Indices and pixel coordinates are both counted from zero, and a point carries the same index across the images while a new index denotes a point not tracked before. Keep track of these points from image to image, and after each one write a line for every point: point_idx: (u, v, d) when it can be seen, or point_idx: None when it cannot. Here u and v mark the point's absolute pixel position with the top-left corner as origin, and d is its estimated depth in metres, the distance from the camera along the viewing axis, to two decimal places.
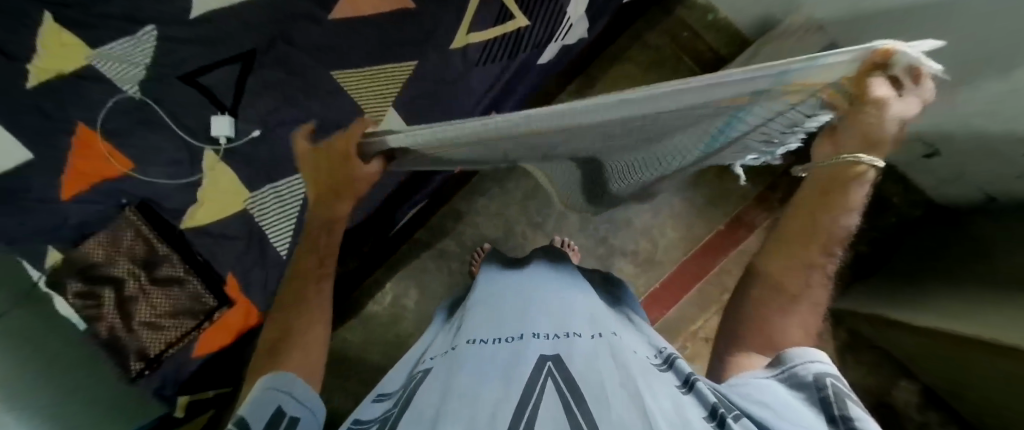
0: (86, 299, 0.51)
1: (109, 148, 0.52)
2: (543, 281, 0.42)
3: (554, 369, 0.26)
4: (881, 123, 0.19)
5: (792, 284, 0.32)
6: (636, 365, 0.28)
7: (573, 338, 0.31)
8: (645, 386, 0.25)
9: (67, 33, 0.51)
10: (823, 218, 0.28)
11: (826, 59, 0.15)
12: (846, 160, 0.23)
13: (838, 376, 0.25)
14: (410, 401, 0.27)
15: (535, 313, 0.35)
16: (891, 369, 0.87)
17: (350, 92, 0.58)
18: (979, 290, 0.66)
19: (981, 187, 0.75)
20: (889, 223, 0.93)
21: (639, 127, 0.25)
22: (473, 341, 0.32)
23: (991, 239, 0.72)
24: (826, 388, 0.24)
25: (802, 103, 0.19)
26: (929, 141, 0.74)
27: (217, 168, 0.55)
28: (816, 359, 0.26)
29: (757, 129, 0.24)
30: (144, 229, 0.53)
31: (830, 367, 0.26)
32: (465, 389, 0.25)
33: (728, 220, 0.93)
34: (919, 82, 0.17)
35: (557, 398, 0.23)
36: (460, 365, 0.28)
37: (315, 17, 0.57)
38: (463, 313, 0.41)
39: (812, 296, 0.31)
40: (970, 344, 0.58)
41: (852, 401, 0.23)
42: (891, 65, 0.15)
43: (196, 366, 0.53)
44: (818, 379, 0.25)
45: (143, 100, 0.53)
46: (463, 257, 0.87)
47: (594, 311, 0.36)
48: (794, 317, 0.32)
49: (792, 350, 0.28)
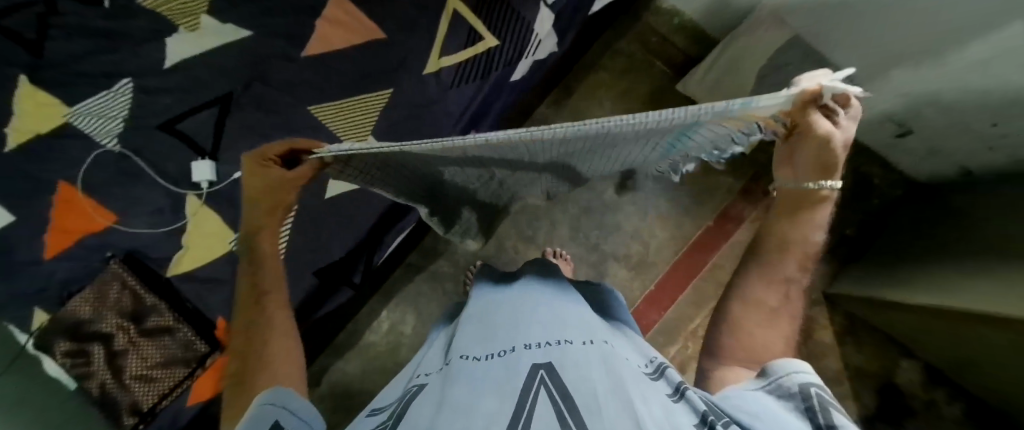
0: (75, 357, 0.50)
1: (91, 203, 0.51)
2: (533, 291, 0.42)
3: (546, 378, 0.26)
4: (818, 142, 0.26)
5: (772, 298, 0.35)
6: (628, 372, 0.28)
7: (565, 345, 0.31)
8: (638, 392, 0.25)
9: (43, 93, 0.51)
10: (793, 233, 0.34)
11: (768, 99, 0.19)
12: (808, 186, 0.30)
13: (822, 387, 0.26)
14: (403, 415, 0.27)
15: (527, 323, 0.35)
16: (892, 349, 0.88)
17: (329, 125, 0.59)
18: (969, 261, 0.67)
19: (958, 162, 0.76)
20: (873, 204, 0.94)
21: (597, 145, 0.26)
22: (466, 356, 0.32)
23: (972, 211, 0.73)
24: (811, 398, 0.25)
25: (749, 127, 0.24)
26: (901, 121, 0.77)
27: (201, 212, 0.55)
28: (799, 369, 0.27)
29: (701, 146, 0.27)
30: (130, 281, 0.52)
31: (813, 379, 0.27)
32: (459, 402, 0.25)
33: (715, 216, 0.94)
34: (838, 114, 0.25)
35: (549, 405, 0.23)
36: (453, 380, 0.28)
37: (289, 56, 0.58)
38: (456, 328, 0.41)
39: (790, 310, 0.35)
40: (968, 319, 0.58)
41: (836, 410, 0.24)
42: (821, 97, 0.21)
43: (191, 414, 0.54)
44: (803, 389, 0.26)
45: (122, 152, 0.53)
46: (457, 277, 0.87)
47: (584, 320, 0.37)
48: (777, 331, 0.34)
49: (776, 362, 0.29)
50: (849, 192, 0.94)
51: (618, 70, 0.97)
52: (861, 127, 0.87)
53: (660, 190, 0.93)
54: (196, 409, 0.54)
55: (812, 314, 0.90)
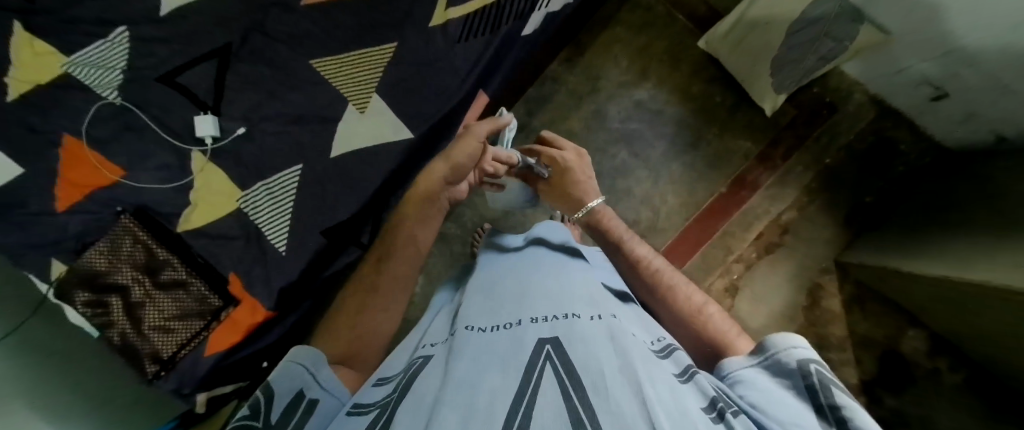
0: (94, 307, 0.51)
1: (97, 157, 0.51)
2: (542, 263, 0.41)
3: (552, 355, 0.26)
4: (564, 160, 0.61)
5: (685, 303, 0.43)
6: (637, 350, 0.28)
7: (572, 320, 0.30)
8: (645, 372, 0.25)
9: (40, 42, 0.48)
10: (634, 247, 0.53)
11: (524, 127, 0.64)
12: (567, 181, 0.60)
13: (818, 360, 0.29)
14: (410, 386, 0.27)
15: (534, 297, 0.34)
16: (899, 319, 0.87)
17: (331, 81, 0.57)
18: (986, 235, 0.65)
19: (992, 127, 0.72)
20: (897, 172, 0.90)
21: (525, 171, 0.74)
22: (472, 327, 0.32)
23: (1003, 180, 0.70)
24: (811, 375, 0.28)
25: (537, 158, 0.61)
26: (938, 84, 0.72)
27: (207, 169, 0.55)
28: (797, 344, 0.30)
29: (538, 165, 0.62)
30: (142, 236, 0.53)
31: (809, 352, 0.30)
32: (465, 377, 0.25)
33: (730, 181, 0.91)
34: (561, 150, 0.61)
35: (555, 384, 0.23)
36: (457, 354, 0.28)
37: (287, 4, 0.54)
38: (463, 295, 0.41)
39: (701, 303, 0.43)
40: (981, 290, 0.57)
41: (836, 388, 0.27)
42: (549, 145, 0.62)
43: (210, 363, 0.56)
44: (803, 366, 0.29)
45: (124, 105, 0.52)
46: (465, 239, 0.87)
47: (592, 292, 0.36)
48: (713, 318, 0.40)
49: (772, 336, 0.31)
50: (871, 159, 0.90)
51: (635, 24, 0.92)
52: (893, 87, 0.82)
53: (672, 155, 0.91)
54: (214, 359, 0.57)
55: (820, 282, 0.89)
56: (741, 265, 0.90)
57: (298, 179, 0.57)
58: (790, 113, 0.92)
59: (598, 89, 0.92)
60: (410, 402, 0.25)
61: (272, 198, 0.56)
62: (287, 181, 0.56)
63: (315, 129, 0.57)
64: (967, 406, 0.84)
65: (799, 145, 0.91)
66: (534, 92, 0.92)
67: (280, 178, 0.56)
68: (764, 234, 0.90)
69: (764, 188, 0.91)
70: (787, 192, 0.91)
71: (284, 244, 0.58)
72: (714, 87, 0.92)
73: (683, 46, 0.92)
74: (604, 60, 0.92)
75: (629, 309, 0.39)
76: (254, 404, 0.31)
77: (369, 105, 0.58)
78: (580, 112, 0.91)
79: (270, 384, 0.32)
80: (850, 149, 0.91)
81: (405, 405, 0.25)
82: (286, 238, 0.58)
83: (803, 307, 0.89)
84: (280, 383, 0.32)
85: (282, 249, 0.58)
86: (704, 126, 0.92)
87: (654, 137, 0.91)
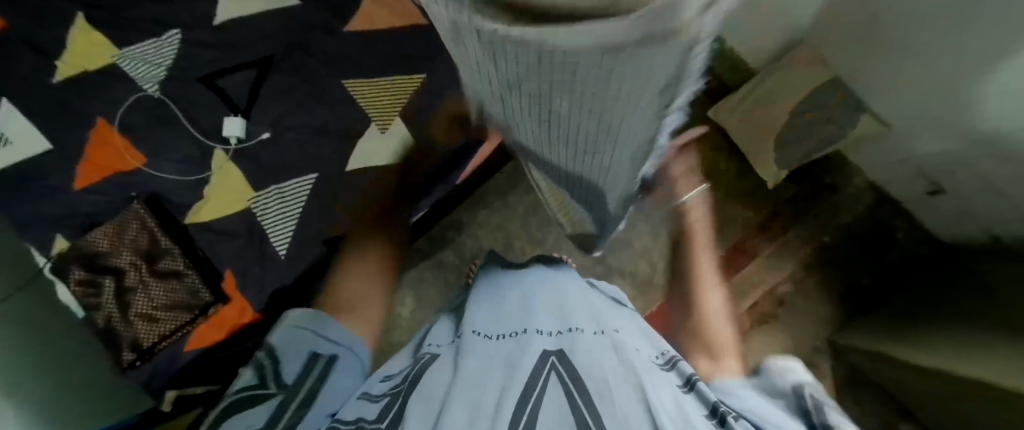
0: (87, 287, 0.52)
1: (125, 143, 0.54)
2: (549, 274, 0.40)
3: (557, 364, 0.26)
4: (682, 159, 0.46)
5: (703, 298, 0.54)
6: (639, 361, 0.27)
7: (575, 333, 0.30)
8: (649, 382, 0.25)
9: (99, 35, 0.55)
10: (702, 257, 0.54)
11: None
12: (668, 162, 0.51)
13: (813, 387, 0.32)
14: (418, 381, 0.27)
15: (537, 309, 0.34)
16: (892, 411, 0.85)
17: (360, 101, 0.60)
18: (978, 331, 0.65)
19: (987, 228, 0.75)
20: (893, 259, 0.91)
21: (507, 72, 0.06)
22: (478, 331, 0.32)
23: (998, 279, 0.71)
24: (805, 398, 0.31)
25: None
26: (933, 178, 0.75)
27: (226, 167, 0.57)
28: (795, 371, 0.33)
29: None
30: (149, 221, 0.54)
31: (807, 381, 0.32)
32: (470, 377, 0.25)
33: (728, 246, 0.92)
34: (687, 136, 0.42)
35: (560, 388, 0.24)
36: (465, 356, 0.28)
37: (331, 29, 0.59)
38: (469, 297, 0.40)
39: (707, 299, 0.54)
40: (976, 392, 0.56)
41: (829, 410, 0.29)
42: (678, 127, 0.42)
43: (187, 360, 0.54)
44: (797, 389, 0.32)
45: (161, 98, 0.55)
46: (461, 269, 0.88)
47: (596, 307, 0.35)
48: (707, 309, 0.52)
49: (774, 362, 0.35)
50: (868, 242, 0.92)
51: None
52: (893, 176, 0.85)
53: None
54: (192, 356, 0.54)
55: (813, 360, 0.88)
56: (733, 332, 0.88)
57: (311, 187, 0.58)
58: (791, 189, 0.94)
59: None
60: (420, 398, 0.25)
61: (283, 203, 0.57)
62: (301, 189, 0.58)
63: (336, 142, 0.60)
64: None
65: (799, 219, 0.93)
66: None
67: (294, 185, 0.58)
68: (759, 304, 0.90)
69: (762, 257, 0.92)
70: (783, 264, 0.92)
71: (285, 247, 0.57)
72: (720, 154, 0.95)
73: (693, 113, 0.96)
74: None
75: (632, 320, 0.37)
76: None
77: (391, 126, 0.60)
78: None
79: None
80: (848, 231, 0.93)
81: (412, 407, 0.25)
82: (288, 242, 0.57)
83: None
84: None
85: (282, 252, 0.57)
86: (707, 190, 0.94)
87: None
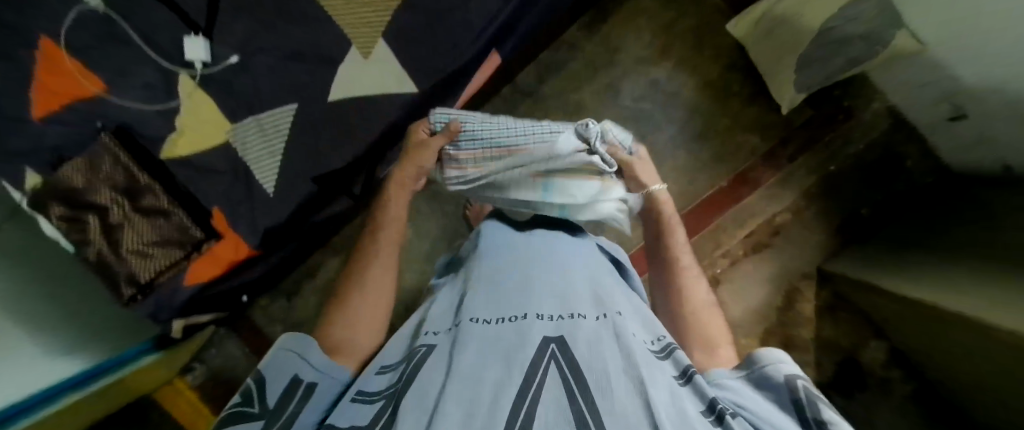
0: (70, 225, 0.49)
1: (78, 66, 0.46)
2: (548, 252, 0.40)
3: (558, 353, 0.26)
4: None
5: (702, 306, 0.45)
6: (639, 348, 0.27)
7: (577, 319, 0.30)
8: (647, 372, 0.25)
9: None
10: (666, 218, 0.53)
11: None
12: None
13: (801, 375, 0.30)
14: (413, 380, 0.27)
15: (538, 290, 0.34)
16: (865, 331, 0.89)
17: (336, 18, 0.53)
18: (965, 263, 0.66)
19: (1003, 158, 0.72)
20: (897, 188, 0.91)
21: None
22: (475, 318, 0.31)
23: (1002, 209, 0.69)
24: (798, 390, 0.29)
25: None
26: (959, 103, 0.70)
27: (196, 95, 0.51)
28: (783, 360, 0.31)
29: None
30: (122, 157, 0.49)
31: (794, 367, 0.31)
32: (467, 372, 0.25)
33: (732, 176, 0.90)
34: None
35: (560, 385, 0.23)
36: (461, 347, 0.27)
37: None
38: (465, 277, 0.40)
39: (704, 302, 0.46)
40: (956, 321, 0.57)
41: (821, 403, 0.28)
42: None
43: (189, 294, 0.57)
44: (789, 380, 0.30)
45: (108, 14, 0.46)
46: (458, 200, 0.86)
47: (595, 288, 0.35)
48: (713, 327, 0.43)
49: (761, 350, 0.32)
50: (876, 169, 0.90)
51: None
52: (914, 100, 0.80)
53: (677, 140, 0.90)
54: (193, 290, 0.57)
55: (799, 286, 0.91)
56: (726, 260, 0.91)
57: (292, 118, 0.56)
58: (806, 114, 0.91)
59: (615, 62, 0.88)
60: (418, 395, 0.25)
61: (263, 137, 0.55)
62: (280, 121, 0.55)
63: (316, 69, 0.55)
64: (910, 416, 0.87)
65: (810, 145, 0.90)
66: (548, 57, 0.88)
67: (273, 116, 0.55)
68: (755, 234, 0.91)
69: (764, 186, 0.91)
70: (785, 194, 0.90)
71: (272, 185, 0.58)
72: (733, 75, 0.89)
73: (710, 28, 0.88)
74: (626, 31, 0.88)
75: (631, 301, 0.37)
76: (247, 393, 0.33)
77: (373, 52, 0.56)
78: (593, 86, 0.88)
79: (262, 375, 0.34)
80: (857, 159, 0.90)
81: (409, 399, 0.25)
82: (275, 180, 0.58)
83: (779, 307, 0.91)
84: (276, 373, 0.34)
85: (271, 191, 0.58)
86: (717, 117, 0.89)
87: (664, 120, 0.89)
